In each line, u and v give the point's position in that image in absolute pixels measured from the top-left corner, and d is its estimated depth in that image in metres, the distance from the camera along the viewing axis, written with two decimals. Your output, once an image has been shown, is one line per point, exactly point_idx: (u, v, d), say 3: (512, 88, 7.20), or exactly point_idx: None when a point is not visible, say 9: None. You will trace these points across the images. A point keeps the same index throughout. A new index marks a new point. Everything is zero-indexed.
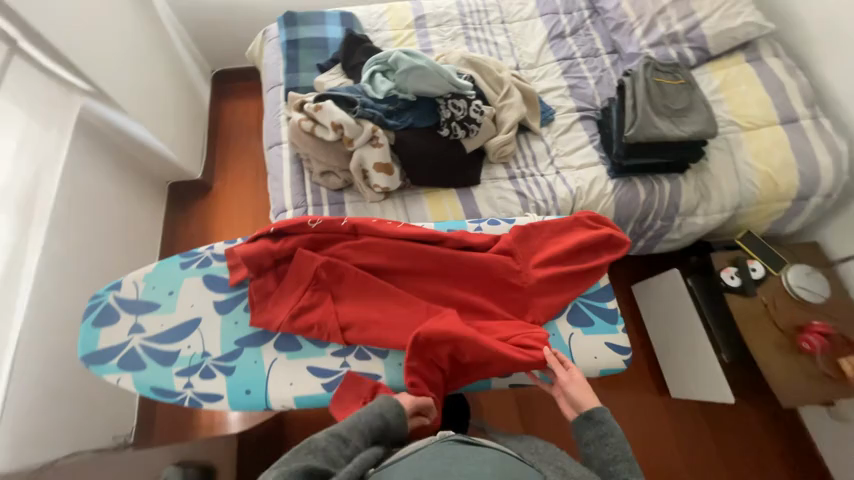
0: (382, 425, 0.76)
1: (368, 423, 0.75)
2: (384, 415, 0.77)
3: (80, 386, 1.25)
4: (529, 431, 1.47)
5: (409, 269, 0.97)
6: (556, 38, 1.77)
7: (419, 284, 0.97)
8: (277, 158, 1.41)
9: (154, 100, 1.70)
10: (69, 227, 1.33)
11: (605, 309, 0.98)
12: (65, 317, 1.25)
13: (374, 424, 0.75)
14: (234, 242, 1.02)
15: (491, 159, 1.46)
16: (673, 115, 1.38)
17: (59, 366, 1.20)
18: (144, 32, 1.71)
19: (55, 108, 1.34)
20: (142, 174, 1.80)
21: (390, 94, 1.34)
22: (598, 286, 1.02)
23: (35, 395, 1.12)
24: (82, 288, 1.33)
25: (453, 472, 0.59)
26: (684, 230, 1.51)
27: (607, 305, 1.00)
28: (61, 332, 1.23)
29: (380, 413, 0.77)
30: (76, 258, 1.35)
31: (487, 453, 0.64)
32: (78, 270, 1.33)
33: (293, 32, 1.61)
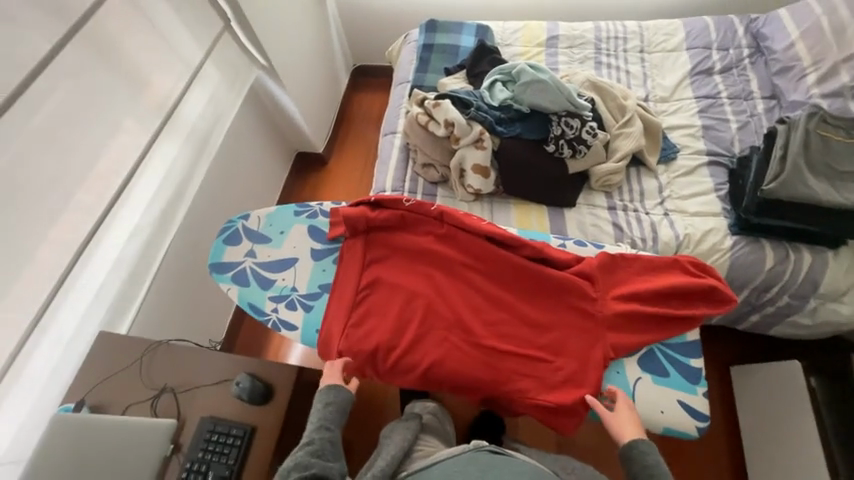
0: (325, 408, 0.85)
1: (316, 419, 0.84)
2: (319, 404, 0.86)
3: (197, 293, 1.55)
4: (563, 452, 1.32)
5: (483, 266, 0.99)
6: (701, 74, 1.63)
7: (488, 284, 0.98)
8: (388, 145, 1.57)
9: (306, 81, 2.02)
10: (223, 166, 1.67)
11: (688, 367, 0.88)
12: (202, 236, 1.56)
13: (321, 415, 0.85)
14: (339, 204, 1.15)
15: (593, 185, 1.41)
16: (836, 177, 1.15)
17: (189, 272, 1.51)
18: (313, 25, 2.05)
19: (239, 74, 1.69)
20: (281, 140, 2.15)
21: (506, 103, 1.38)
22: (685, 338, 0.91)
23: (169, 288, 1.42)
24: (219, 217, 1.65)
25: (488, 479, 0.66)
26: (819, 317, 1.25)
27: (692, 362, 0.89)
28: (197, 245, 1.54)
29: (316, 404, 0.87)
30: (223, 191, 1.69)
31: (521, 465, 0.70)
32: (223, 203, 1.66)
33: (431, 37, 1.77)
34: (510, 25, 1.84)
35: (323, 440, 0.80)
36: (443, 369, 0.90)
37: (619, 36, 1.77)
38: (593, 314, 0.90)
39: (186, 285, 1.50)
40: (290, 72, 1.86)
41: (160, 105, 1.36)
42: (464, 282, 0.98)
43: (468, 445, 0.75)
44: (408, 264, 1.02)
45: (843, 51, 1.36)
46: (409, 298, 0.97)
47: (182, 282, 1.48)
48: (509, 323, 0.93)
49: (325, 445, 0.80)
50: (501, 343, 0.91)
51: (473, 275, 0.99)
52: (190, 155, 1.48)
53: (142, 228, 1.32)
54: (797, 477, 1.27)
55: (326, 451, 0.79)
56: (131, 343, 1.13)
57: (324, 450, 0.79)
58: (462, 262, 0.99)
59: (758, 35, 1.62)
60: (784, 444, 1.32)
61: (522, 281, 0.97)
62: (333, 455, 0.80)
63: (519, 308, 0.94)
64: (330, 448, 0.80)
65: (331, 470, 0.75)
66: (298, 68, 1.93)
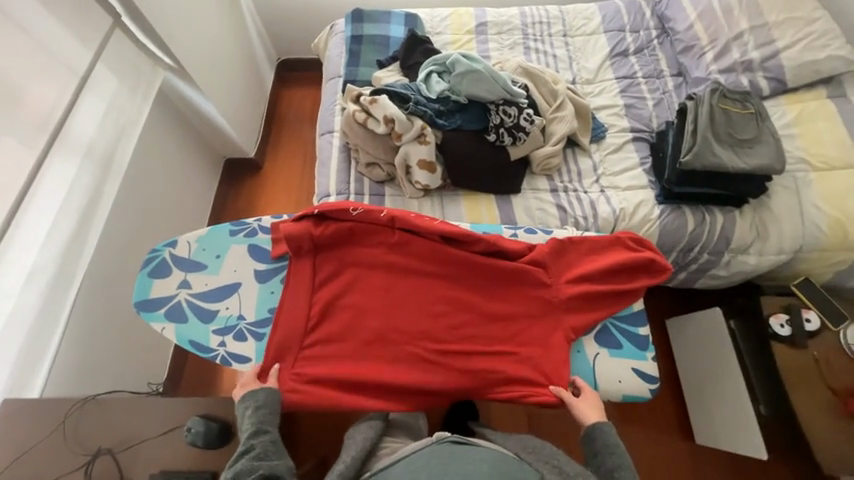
0: (257, 412, 0.78)
1: (249, 424, 0.76)
2: (248, 410, 0.78)
3: (125, 330, 1.37)
4: (533, 428, 1.40)
5: (441, 269, 0.95)
6: (619, 56, 1.74)
7: (449, 287, 0.95)
8: (327, 145, 1.48)
9: (223, 79, 1.83)
10: (137, 184, 1.47)
11: (638, 336, 0.94)
12: (122, 266, 1.37)
13: (255, 419, 0.77)
14: (281, 217, 1.06)
15: (534, 170, 1.46)
16: (737, 145, 1.30)
17: (114, 309, 1.32)
18: (223, 17, 1.85)
19: (141, 77, 1.48)
20: (204, 148, 1.95)
21: (443, 94, 1.36)
22: (632, 309, 0.97)
23: (89, 333, 1.24)
24: (142, 244, 1.47)
25: (449, 473, 0.61)
26: (732, 267, 1.42)
27: (639, 331, 0.95)
28: (118, 279, 1.35)
29: (245, 411, 0.78)
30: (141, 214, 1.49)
31: (483, 452, 0.66)
32: (141, 227, 1.47)
33: (358, 28, 1.68)
34: (439, 13, 1.81)
35: (263, 443, 0.73)
36: (413, 382, 0.86)
37: (544, 21, 1.83)
38: (551, 301, 0.93)
39: (111, 326, 1.31)
40: (204, 69, 1.67)
41: (45, 119, 1.15)
42: (424, 288, 0.94)
43: (432, 438, 0.71)
44: (364, 279, 0.95)
45: (732, 30, 1.53)
46: (368, 313, 0.92)
47: (106, 321, 1.29)
48: (473, 324, 0.92)
49: (267, 446, 0.73)
50: (468, 345, 0.90)
51: (431, 279, 0.95)
52: (91, 175, 1.28)
53: (42, 268, 1.12)
54: (724, 406, 1.47)
55: (270, 451, 0.72)
56: (49, 404, 0.97)
57: (266, 451, 0.72)
58: (419, 267, 0.96)
59: (663, 17, 1.75)
60: (714, 382, 1.51)
61: (481, 279, 0.95)
62: (278, 453, 0.74)
63: (482, 306, 0.93)
64: (274, 447, 0.74)
65: (279, 467, 0.71)
66: (214, 64, 1.74)
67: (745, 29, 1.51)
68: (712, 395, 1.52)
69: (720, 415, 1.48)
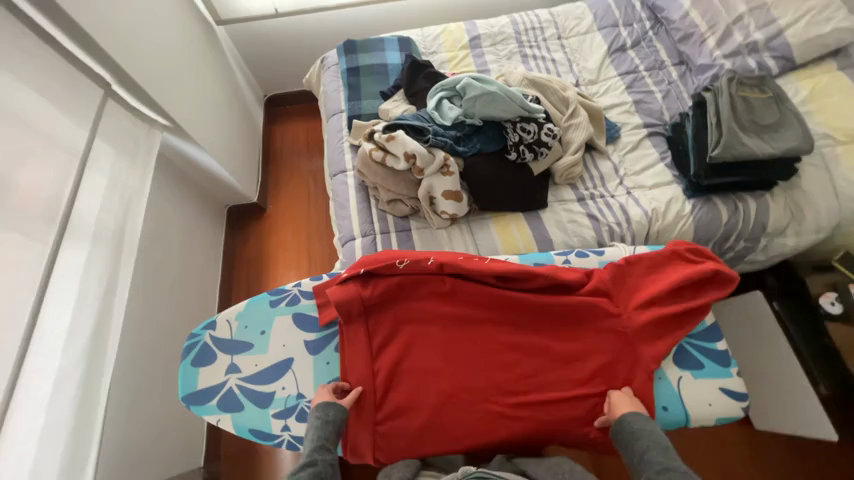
0: (325, 427, 0.78)
1: (315, 437, 0.77)
2: (317, 421, 0.79)
3: (160, 410, 1.31)
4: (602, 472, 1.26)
5: (502, 312, 0.91)
6: (617, 52, 1.72)
7: (513, 331, 0.90)
8: (342, 186, 1.44)
9: (217, 129, 1.78)
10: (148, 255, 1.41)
11: (717, 351, 0.89)
12: (147, 343, 1.31)
13: (322, 433, 0.78)
14: (320, 278, 1.01)
15: (557, 181, 1.43)
16: (762, 131, 1.28)
17: (143, 388, 1.26)
18: (207, 64, 1.80)
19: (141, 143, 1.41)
20: (208, 200, 1.90)
21: (458, 120, 1.32)
22: (705, 325, 0.93)
23: (128, 421, 1.18)
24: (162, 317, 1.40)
25: None
26: (770, 252, 1.40)
27: (718, 346, 0.91)
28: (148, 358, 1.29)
29: (315, 421, 0.79)
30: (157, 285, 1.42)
31: None
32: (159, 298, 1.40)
33: (353, 59, 1.64)
34: (430, 32, 1.79)
35: (325, 462, 0.73)
36: (495, 440, 0.83)
37: (536, 26, 1.80)
38: (623, 331, 0.88)
39: (147, 408, 1.25)
40: (196, 123, 1.61)
41: (47, 206, 1.06)
42: (487, 336, 0.90)
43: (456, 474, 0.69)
44: (422, 335, 0.90)
45: (731, 14, 1.52)
46: (434, 373, 0.87)
47: (139, 406, 1.22)
48: (545, 368, 0.87)
49: (327, 467, 0.73)
50: (544, 391, 0.85)
51: (491, 325, 0.91)
52: (107, 257, 1.21)
53: (67, 370, 1.03)
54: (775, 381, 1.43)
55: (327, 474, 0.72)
56: None
57: (325, 472, 0.72)
58: (478, 314, 0.91)
59: (654, 8, 1.73)
60: (765, 360, 1.46)
61: (544, 317, 0.91)
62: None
63: (550, 347, 0.88)
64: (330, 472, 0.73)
65: None
66: (205, 116, 1.69)
67: (744, 12, 1.50)
68: (763, 372, 1.47)
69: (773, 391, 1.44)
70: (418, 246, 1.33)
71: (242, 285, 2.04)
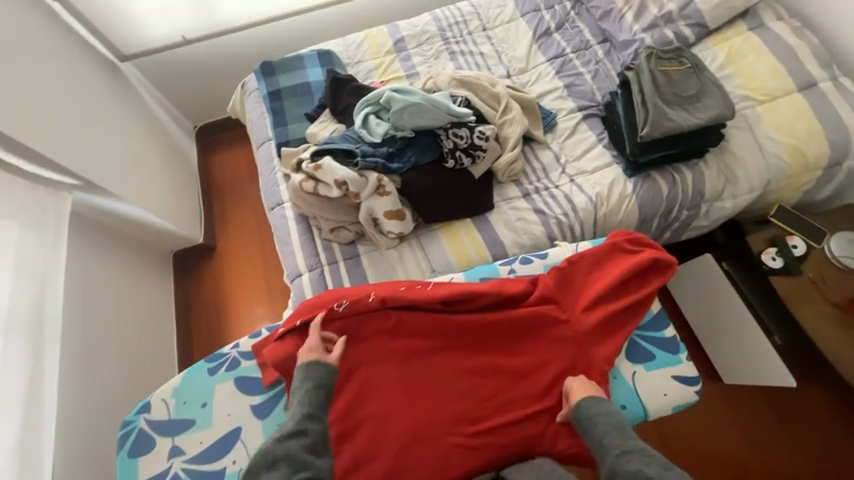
0: (318, 392, 0.77)
1: (302, 407, 0.76)
2: (307, 386, 0.78)
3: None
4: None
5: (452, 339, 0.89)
6: (543, 36, 1.70)
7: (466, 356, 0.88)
8: (281, 219, 1.36)
9: (139, 176, 1.66)
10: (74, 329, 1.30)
11: (665, 339, 0.91)
12: (83, 424, 1.24)
13: (309, 400, 0.76)
14: (258, 334, 0.96)
15: (501, 179, 1.40)
16: (686, 102, 1.30)
17: (87, 471, 1.21)
18: (114, 107, 1.66)
19: (45, 208, 1.27)
20: (145, 250, 1.78)
21: (388, 134, 1.26)
22: (652, 314, 0.93)
23: None
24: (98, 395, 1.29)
25: None
26: (712, 216, 1.43)
27: (665, 334, 0.92)
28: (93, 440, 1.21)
29: (302, 385, 0.78)
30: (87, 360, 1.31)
31: None
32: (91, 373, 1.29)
33: (273, 82, 1.55)
34: (352, 40, 1.70)
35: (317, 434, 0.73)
36: (462, 473, 0.81)
37: (459, 20, 1.76)
38: (572, 336, 0.88)
39: None
40: (110, 176, 1.49)
41: None
42: (440, 367, 0.87)
43: None
44: (372, 379, 0.86)
45: None
46: (391, 416, 0.83)
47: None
48: (502, 388, 0.86)
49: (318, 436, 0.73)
50: (503, 411, 0.85)
51: (443, 354, 0.88)
52: (25, 345, 1.09)
53: None
54: (738, 338, 1.50)
55: (320, 445, 0.73)
56: None
57: (317, 443, 0.72)
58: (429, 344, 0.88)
59: None
60: (725, 320, 1.53)
61: (495, 334, 0.90)
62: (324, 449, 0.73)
63: (505, 366, 0.87)
64: (321, 441, 0.73)
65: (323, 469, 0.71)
66: (120, 165, 1.57)
67: None
68: (725, 331, 1.54)
69: (737, 347, 1.51)
70: (369, 270, 1.28)
71: (203, 339, 1.92)
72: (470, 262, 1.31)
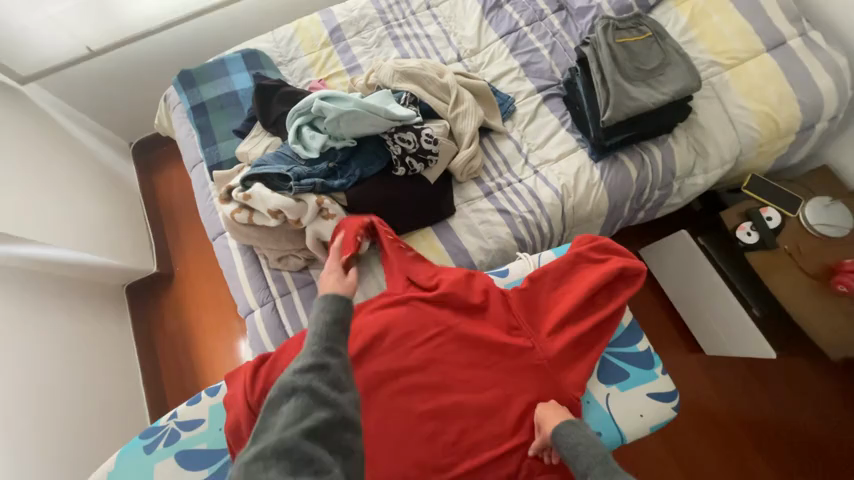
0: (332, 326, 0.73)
1: (318, 341, 0.70)
2: (325, 318, 0.75)
3: None
4: None
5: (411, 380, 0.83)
6: (493, 10, 1.54)
7: (428, 397, 0.82)
8: (225, 250, 1.24)
9: (67, 214, 1.50)
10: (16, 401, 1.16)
11: (635, 353, 0.91)
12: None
13: (325, 336, 0.71)
14: (197, 398, 0.88)
15: (460, 179, 1.29)
16: (648, 77, 1.19)
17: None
18: (25, 139, 1.45)
19: None
20: (93, 291, 1.63)
21: (326, 147, 1.13)
22: (623, 329, 0.93)
23: None
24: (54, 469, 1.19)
25: None
26: (685, 193, 1.35)
27: (638, 349, 0.91)
28: None
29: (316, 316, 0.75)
30: (36, 433, 1.19)
31: None
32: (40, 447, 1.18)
33: (195, 94, 1.38)
34: (282, 34, 1.51)
35: (338, 368, 0.67)
36: None
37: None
38: (538, 364, 0.85)
39: None
40: (30, 220, 1.33)
41: None
42: (401, 414, 0.81)
43: None
44: None
45: None
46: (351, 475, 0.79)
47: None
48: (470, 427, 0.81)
49: (340, 371, 0.67)
50: (471, 448, 0.81)
51: (402, 398, 0.82)
52: None
53: None
54: (717, 314, 1.47)
55: (342, 378, 0.66)
56: None
57: (339, 377, 0.66)
58: (385, 388, 0.81)
59: None
60: (703, 296, 1.50)
61: (456, 367, 0.85)
62: (350, 380, 0.67)
63: (470, 403, 0.82)
64: (342, 374, 0.67)
65: (346, 405, 0.64)
66: (43, 205, 1.40)
67: None
68: (705, 307, 1.50)
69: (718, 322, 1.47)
70: None
71: (174, 377, 1.75)
72: None
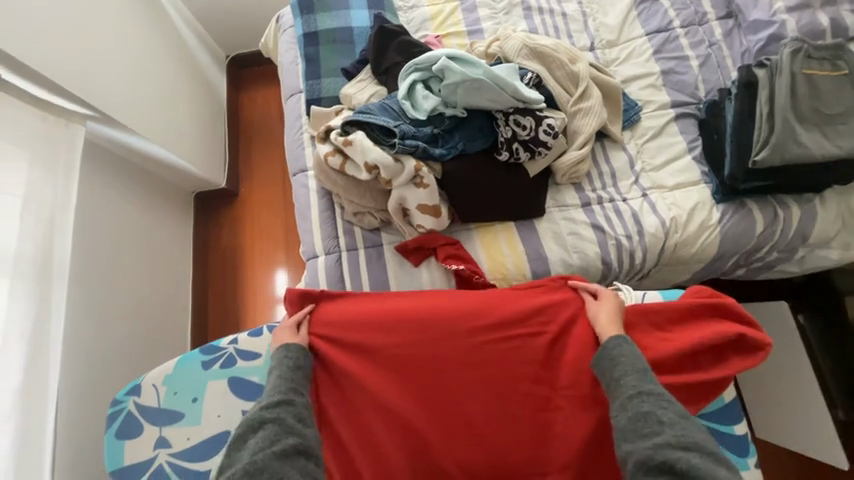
0: (295, 370, 0.76)
1: (287, 382, 0.74)
2: (285, 364, 0.77)
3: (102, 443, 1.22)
4: None
5: (481, 360, 0.82)
6: (647, 1, 1.33)
7: (491, 381, 0.81)
8: (303, 189, 1.21)
9: (161, 109, 1.52)
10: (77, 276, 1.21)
11: (733, 436, 0.83)
12: (91, 369, 1.22)
13: (290, 377, 0.75)
14: (258, 331, 0.89)
15: (558, 180, 1.17)
16: (826, 123, 1.02)
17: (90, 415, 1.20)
18: (137, 26, 1.46)
19: (48, 134, 1.03)
20: (165, 190, 1.68)
21: (436, 112, 1.06)
22: (723, 403, 0.85)
23: (61, 464, 1.08)
24: (100, 345, 1.25)
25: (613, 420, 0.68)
26: (808, 264, 1.17)
27: (736, 430, 0.85)
28: (87, 388, 1.19)
29: (282, 363, 0.77)
30: (93, 310, 1.26)
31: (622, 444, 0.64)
32: (91, 323, 1.24)
33: (310, 22, 1.32)
34: None
35: (301, 403, 0.71)
36: None
37: None
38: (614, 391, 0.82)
39: (82, 442, 1.15)
40: (123, 106, 1.33)
41: None
42: (460, 387, 0.81)
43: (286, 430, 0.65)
44: (383, 380, 0.81)
45: None
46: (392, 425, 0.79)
47: (76, 442, 1.13)
48: (523, 423, 0.80)
49: (303, 409, 0.70)
50: (516, 463, 0.79)
51: (467, 373, 0.82)
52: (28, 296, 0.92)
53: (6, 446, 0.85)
54: (788, 404, 1.29)
55: (306, 415, 0.70)
56: None
57: (301, 414, 0.69)
58: (451, 358, 0.82)
59: None
60: (779, 381, 1.32)
61: (524, 368, 0.82)
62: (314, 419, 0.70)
63: (530, 401, 0.81)
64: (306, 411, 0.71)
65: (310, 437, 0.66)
66: (138, 95, 1.41)
67: None
68: (776, 391, 1.32)
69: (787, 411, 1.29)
70: (389, 265, 1.13)
71: (217, 289, 1.81)
72: (505, 276, 1.13)
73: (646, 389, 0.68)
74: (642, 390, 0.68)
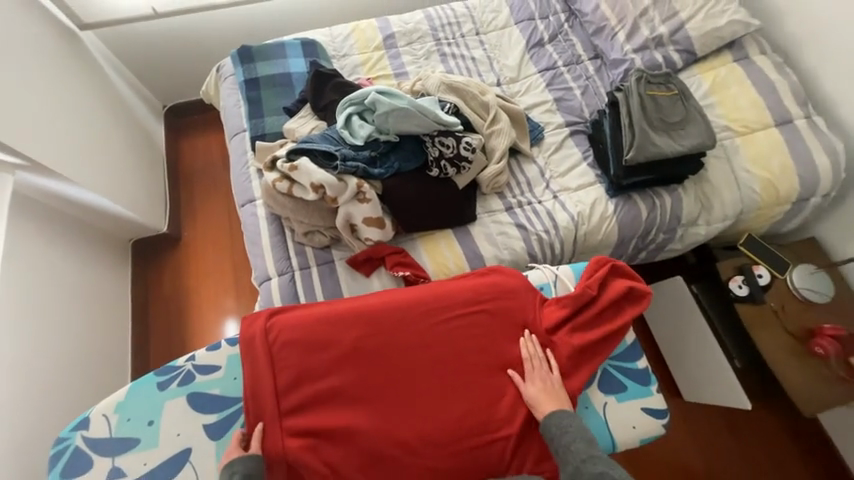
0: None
1: None
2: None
3: None
4: None
5: (430, 340, 0.92)
6: (536, 47, 1.66)
7: (442, 357, 0.92)
8: (252, 218, 1.27)
9: (96, 157, 1.52)
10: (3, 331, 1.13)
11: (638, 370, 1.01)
12: (26, 430, 1.12)
13: None
14: (215, 347, 0.92)
15: (485, 190, 1.37)
16: (670, 129, 1.34)
17: None
18: (69, 80, 1.48)
19: None
20: (100, 239, 1.63)
21: (371, 138, 1.22)
22: (625, 344, 1.04)
23: None
24: (27, 407, 1.14)
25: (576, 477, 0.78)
26: (686, 241, 1.45)
27: (638, 365, 1.02)
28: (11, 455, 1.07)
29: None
30: (20, 368, 1.16)
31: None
32: (17, 382, 1.14)
33: (250, 70, 1.45)
34: (338, 31, 1.61)
35: None
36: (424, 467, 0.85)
37: (452, 21, 1.69)
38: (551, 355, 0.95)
39: None
40: (59, 156, 1.34)
41: None
42: (416, 365, 0.90)
43: None
44: (342, 369, 0.88)
45: (637, 8, 1.55)
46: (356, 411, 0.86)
47: None
48: (474, 390, 0.90)
49: None
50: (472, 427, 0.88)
51: (420, 352, 0.91)
52: None
53: None
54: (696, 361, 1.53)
55: None
56: None
57: None
58: (403, 341, 0.91)
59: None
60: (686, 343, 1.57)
61: (469, 343, 0.93)
62: None
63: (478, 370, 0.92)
64: None
65: None
66: (75, 145, 1.42)
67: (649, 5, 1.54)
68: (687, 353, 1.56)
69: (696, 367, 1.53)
70: (342, 278, 1.22)
71: (161, 337, 1.73)
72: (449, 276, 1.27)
73: (593, 451, 0.81)
74: (591, 455, 0.80)
